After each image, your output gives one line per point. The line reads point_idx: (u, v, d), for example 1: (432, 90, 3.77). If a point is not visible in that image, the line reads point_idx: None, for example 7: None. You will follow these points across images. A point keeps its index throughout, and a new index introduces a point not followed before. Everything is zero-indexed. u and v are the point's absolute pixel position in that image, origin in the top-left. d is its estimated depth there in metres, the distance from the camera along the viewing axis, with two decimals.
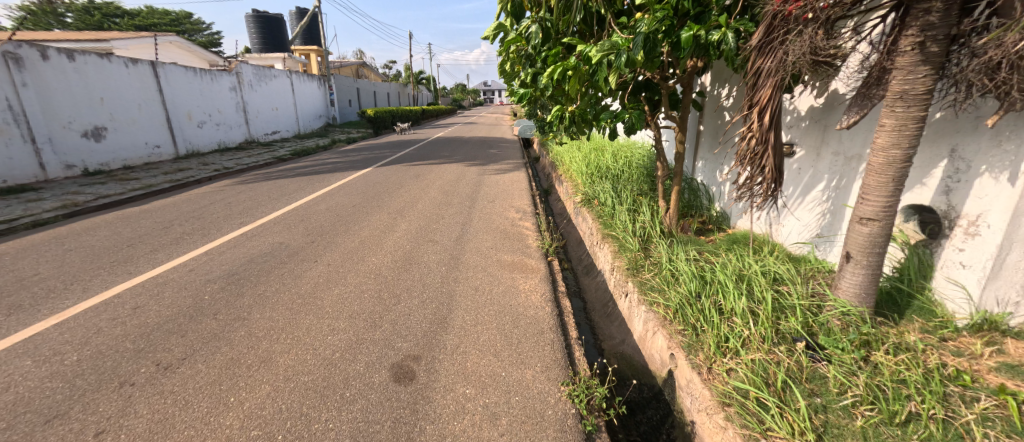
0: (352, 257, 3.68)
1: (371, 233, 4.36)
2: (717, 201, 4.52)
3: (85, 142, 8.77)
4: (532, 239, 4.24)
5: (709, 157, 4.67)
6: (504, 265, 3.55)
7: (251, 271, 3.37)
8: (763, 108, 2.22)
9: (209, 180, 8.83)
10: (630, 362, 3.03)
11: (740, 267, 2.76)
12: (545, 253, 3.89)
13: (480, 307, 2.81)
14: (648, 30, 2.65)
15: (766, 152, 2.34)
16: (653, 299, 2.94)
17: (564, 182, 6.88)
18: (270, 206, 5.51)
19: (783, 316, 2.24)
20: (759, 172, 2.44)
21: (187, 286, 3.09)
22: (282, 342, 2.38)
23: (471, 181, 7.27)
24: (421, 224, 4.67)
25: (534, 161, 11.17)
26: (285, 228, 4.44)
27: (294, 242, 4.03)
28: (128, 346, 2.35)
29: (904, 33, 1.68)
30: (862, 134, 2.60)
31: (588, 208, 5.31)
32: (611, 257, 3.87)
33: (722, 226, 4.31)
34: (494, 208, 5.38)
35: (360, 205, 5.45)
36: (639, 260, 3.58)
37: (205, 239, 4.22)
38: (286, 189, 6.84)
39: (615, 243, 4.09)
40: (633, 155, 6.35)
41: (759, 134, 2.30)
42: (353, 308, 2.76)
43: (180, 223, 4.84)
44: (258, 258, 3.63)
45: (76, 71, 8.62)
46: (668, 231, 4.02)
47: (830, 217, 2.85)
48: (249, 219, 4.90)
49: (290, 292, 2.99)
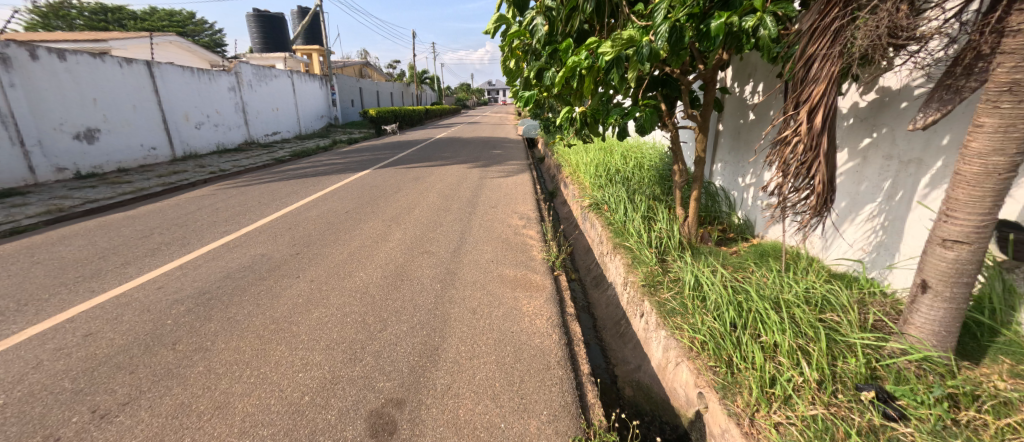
0: (339, 271, 3.35)
1: (362, 243, 4.02)
2: (739, 208, 4.15)
3: (77, 144, 8.50)
4: (536, 250, 3.88)
5: (729, 159, 4.32)
6: (506, 282, 3.19)
7: (225, 289, 3.03)
8: (816, 108, 1.91)
9: (204, 182, 8.56)
10: (648, 394, 2.68)
11: (779, 289, 2.40)
12: (551, 267, 3.52)
13: (476, 335, 2.47)
14: (671, 17, 2.27)
15: (815, 162, 2.02)
16: (675, 324, 2.59)
17: (571, 184, 6.51)
18: (258, 212, 5.18)
19: (839, 354, 1.88)
20: (807, 182, 2.11)
21: (149, 308, 2.76)
22: (245, 381, 2.04)
23: (472, 184, 6.92)
24: (417, 232, 4.32)
25: (539, 162, 10.84)
26: (270, 238, 4.11)
27: (276, 255, 3.69)
28: (65, 386, 2.02)
29: (1018, 7, 1.35)
30: (926, 135, 2.24)
31: (597, 214, 4.95)
32: (624, 271, 3.52)
33: (745, 235, 3.94)
34: (496, 215, 5.02)
35: (353, 211, 5.11)
36: (655, 277, 3.21)
37: (183, 250, 3.89)
38: (279, 193, 6.51)
39: (628, 254, 3.73)
40: (643, 157, 5.99)
41: (809, 138, 1.98)
42: (331, 335, 2.42)
43: (160, 231, 4.51)
44: (235, 274, 3.30)
45: (67, 71, 8.37)
46: (689, 241, 3.66)
47: (887, 231, 2.46)
48: (233, 226, 4.57)
49: (264, 316, 2.65)
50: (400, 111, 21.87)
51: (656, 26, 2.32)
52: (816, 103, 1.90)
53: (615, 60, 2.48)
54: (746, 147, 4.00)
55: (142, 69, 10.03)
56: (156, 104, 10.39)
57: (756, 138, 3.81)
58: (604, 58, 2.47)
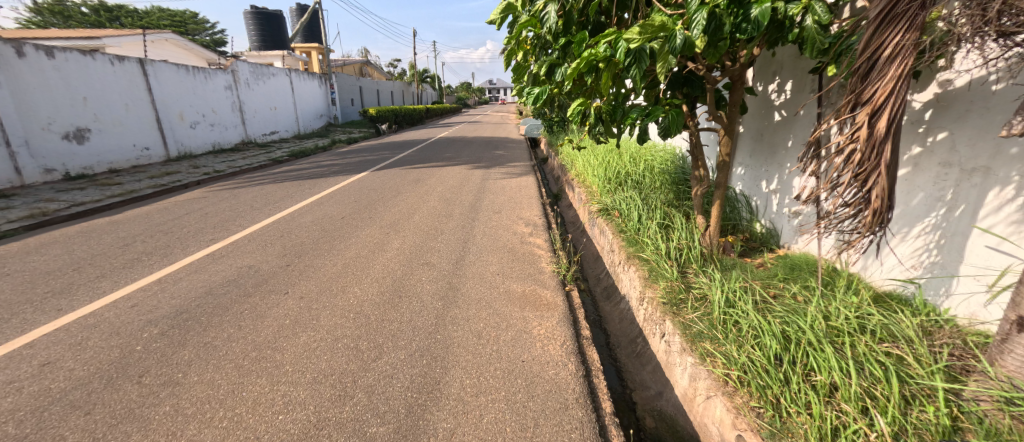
0: (331, 286, 3.07)
1: (357, 253, 3.74)
2: (761, 215, 3.89)
3: (66, 145, 8.23)
4: (544, 261, 3.60)
5: (750, 163, 4.04)
6: (514, 299, 2.91)
7: (206, 308, 2.76)
8: (880, 109, 1.66)
9: (198, 184, 8.28)
10: (673, 428, 2.41)
11: (828, 316, 2.14)
12: (562, 281, 3.25)
13: (482, 365, 2.19)
14: (709, 3, 2.03)
15: (874, 172, 1.75)
16: (706, 351, 2.32)
17: (578, 187, 6.23)
18: (249, 218, 4.91)
19: (914, 402, 1.63)
20: (860, 196, 1.85)
21: (118, 331, 2.49)
22: (216, 426, 1.77)
23: (475, 187, 6.63)
24: (416, 241, 4.04)
25: (541, 163, 10.54)
26: (259, 248, 3.83)
27: (264, 267, 3.42)
28: (9, 432, 1.75)
29: None
30: (995, 141, 1.97)
31: (608, 220, 4.68)
32: (641, 285, 3.25)
33: (770, 245, 3.68)
34: (500, 221, 4.73)
35: (350, 217, 4.84)
36: (677, 294, 2.94)
37: (165, 261, 3.62)
38: (273, 196, 6.22)
39: (645, 266, 3.47)
40: (654, 159, 5.72)
41: (868, 146, 1.72)
42: (320, 365, 2.15)
43: (143, 239, 4.23)
44: (218, 289, 3.02)
45: (56, 69, 8.10)
46: (711, 253, 3.38)
47: (943, 250, 2.20)
48: (221, 234, 4.30)
49: (245, 341, 2.38)
50: (401, 110, 21.58)
51: (690, 13, 2.08)
52: (880, 104, 1.65)
53: (638, 54, 2.21)
54: (770, 150, 3.73)
55: (135, 67, 9.75)
56: (149, 104, 10.11)
57: (784, 141, 3.54)
58: (629, 47, 2.18)
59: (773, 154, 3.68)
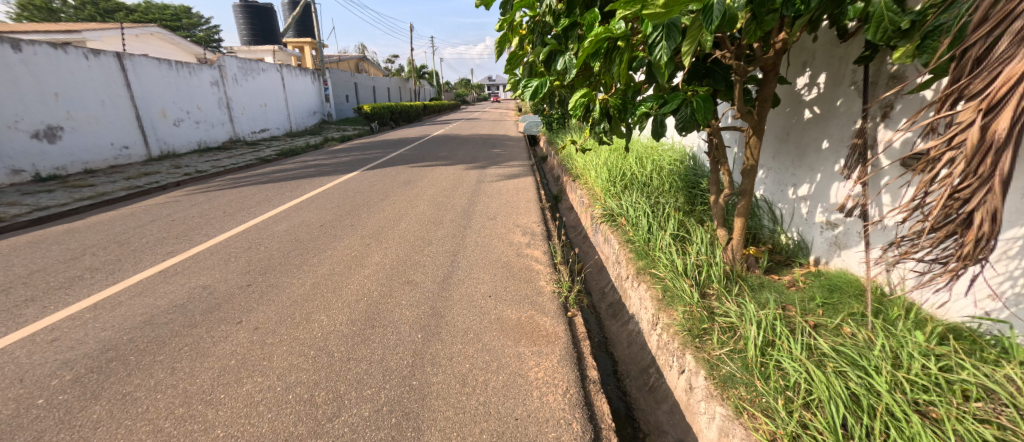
0: (295, 312, 2.63)
1: (331, 269, 3.29)
2: (787, 225, 3.46)
3: (36, 144, 7.77)
4: (543, 279, 3.15)
5: (774, 166, 3.60)
6: (508, 330, 2.46)
7: (138, 343, 2.32)
8: (998, 105, 1.26)
9: (177, 185, 7.82)
10: None
11: (908, 373, 1.70)
12: (563, 304, 2.81)
13: (464, 425, 1.75)
14: None
15: (984, 188, 1.34)
16: (741, 403, 1.88)
17: (579, 189, 5.80)
18: (219, 225, 4.46)
19: None
20: (959, 217, 1.46)
21: (23, 378, 2.06)
22: None
23: (469, 189, 6.19)
24: (400, 254, 3.61)
25: (540, 161, 10.09)
26: (221, 263, 3.40)
27: (220, 287, 2.97)
28: None
29: None
30: None
31: (613, 228, 4.24)
32: (655, 308, 2.82)
33: (799, 260, 3.25)
34: (494, 229, 4.29)
35: (329, 224, 4.39)
36: (700, 323, 2.48)
37: (110, 280, 3.18)
38: (250, 200, 5.77)
39: (658, 284, 3.03)
40: (662, 159, 5.29)
41: (976, 152, 1.33)
42: (259, 430, 1.71)
43: (94, 251, 3.79)
44: (158, 317, 2.58)
45: (23, 63, 7.63)
46: (735, 271, 2.94)
47: None
48: (182, 246, 3.85)
49: (173, 391, 1.93)
50: (397, 107, 21.05)
51: None
52: (1000, 98, 1.24)
53: (667, 30, 1.89)
54: (798, 152, 3.30)
55: (112, 61, 9.27)
56: (129, 100, 9.63)
57: (817, 142, 3.10)
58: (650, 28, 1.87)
59: (802, 157, 3.26)
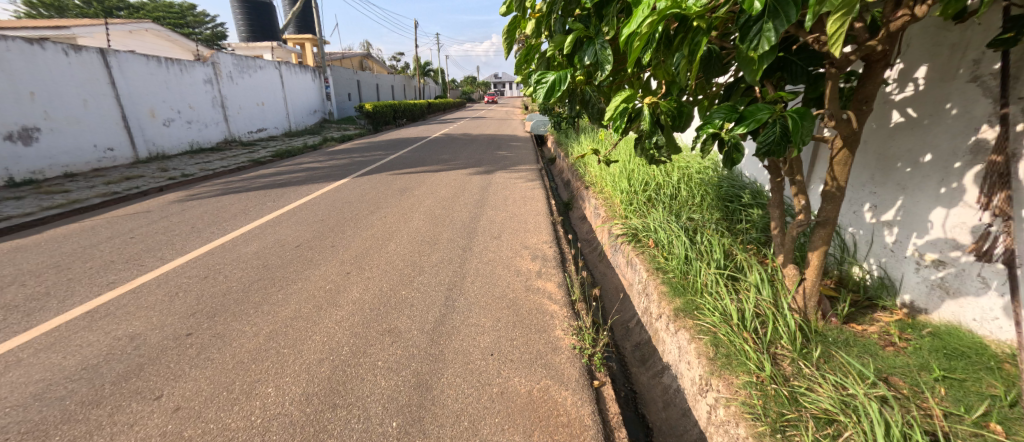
0: (232, 383, 1.99)
1: (297, 311, 2.64)
2: (860, 255, 2.74)
3: (9, 147, 7.25)
4: (560, 329, 2.48)
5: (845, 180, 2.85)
6: (514, 415, 1.82)
7: (9, 437, 1.70)
8: None
9: (159, 190, 7.26)
10: None
11: None
12: (588, 369, 2.14)
13: None
14: None
15: None
16: None
17: (594, 199, 5.13)
18: (180, 245, 3.84)
19: None
20: None
21: None
22: None
23: (471, 199, 5.57)
24: (383, 287, 2.97)
25: (549, 164, 9.43)
26: (163, 301, 2.77)
27: (151, 339, 2.34)
28: None
29: None
30: None
31: (639, 251, 3.55)
32: (704, 371, 2.15)
33: (885, 303, 2.53)
34: (499, 252, 3.65)
35: (306, 244, 3.78)
36: (780, 409, 1.81)
37: (23, 323, 2.56)
38: (227, 211, 5.15)
39: (707, 333, 2.36)
40: (692, 166, 4.58)
41: None
42: None
43: (24, 280, 3.19)
44: (53, 389, 1.95)
45: None
46: (810, 325, 2.28)
47: None
48: (126, 273, 3.24)
49: None
50: (399, 105, 20.45)
51: None
52: None
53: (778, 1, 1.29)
54: (882, 166, 2.57)
55: (95, 57, 8.71)
56: (114, 99, 9.08)
57: (911, 154, 2.39)
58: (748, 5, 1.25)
59: (888, 172, 2.53)
